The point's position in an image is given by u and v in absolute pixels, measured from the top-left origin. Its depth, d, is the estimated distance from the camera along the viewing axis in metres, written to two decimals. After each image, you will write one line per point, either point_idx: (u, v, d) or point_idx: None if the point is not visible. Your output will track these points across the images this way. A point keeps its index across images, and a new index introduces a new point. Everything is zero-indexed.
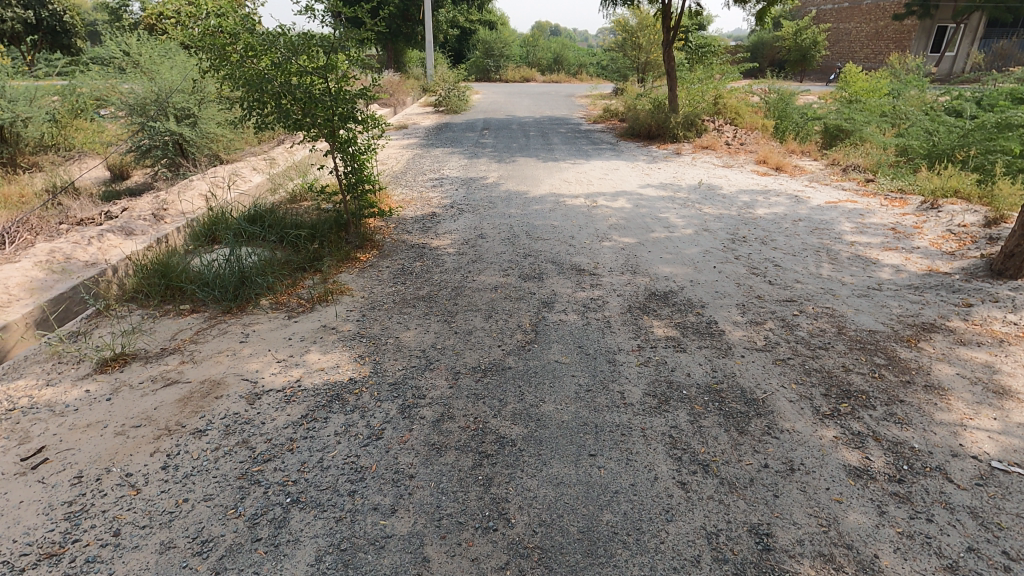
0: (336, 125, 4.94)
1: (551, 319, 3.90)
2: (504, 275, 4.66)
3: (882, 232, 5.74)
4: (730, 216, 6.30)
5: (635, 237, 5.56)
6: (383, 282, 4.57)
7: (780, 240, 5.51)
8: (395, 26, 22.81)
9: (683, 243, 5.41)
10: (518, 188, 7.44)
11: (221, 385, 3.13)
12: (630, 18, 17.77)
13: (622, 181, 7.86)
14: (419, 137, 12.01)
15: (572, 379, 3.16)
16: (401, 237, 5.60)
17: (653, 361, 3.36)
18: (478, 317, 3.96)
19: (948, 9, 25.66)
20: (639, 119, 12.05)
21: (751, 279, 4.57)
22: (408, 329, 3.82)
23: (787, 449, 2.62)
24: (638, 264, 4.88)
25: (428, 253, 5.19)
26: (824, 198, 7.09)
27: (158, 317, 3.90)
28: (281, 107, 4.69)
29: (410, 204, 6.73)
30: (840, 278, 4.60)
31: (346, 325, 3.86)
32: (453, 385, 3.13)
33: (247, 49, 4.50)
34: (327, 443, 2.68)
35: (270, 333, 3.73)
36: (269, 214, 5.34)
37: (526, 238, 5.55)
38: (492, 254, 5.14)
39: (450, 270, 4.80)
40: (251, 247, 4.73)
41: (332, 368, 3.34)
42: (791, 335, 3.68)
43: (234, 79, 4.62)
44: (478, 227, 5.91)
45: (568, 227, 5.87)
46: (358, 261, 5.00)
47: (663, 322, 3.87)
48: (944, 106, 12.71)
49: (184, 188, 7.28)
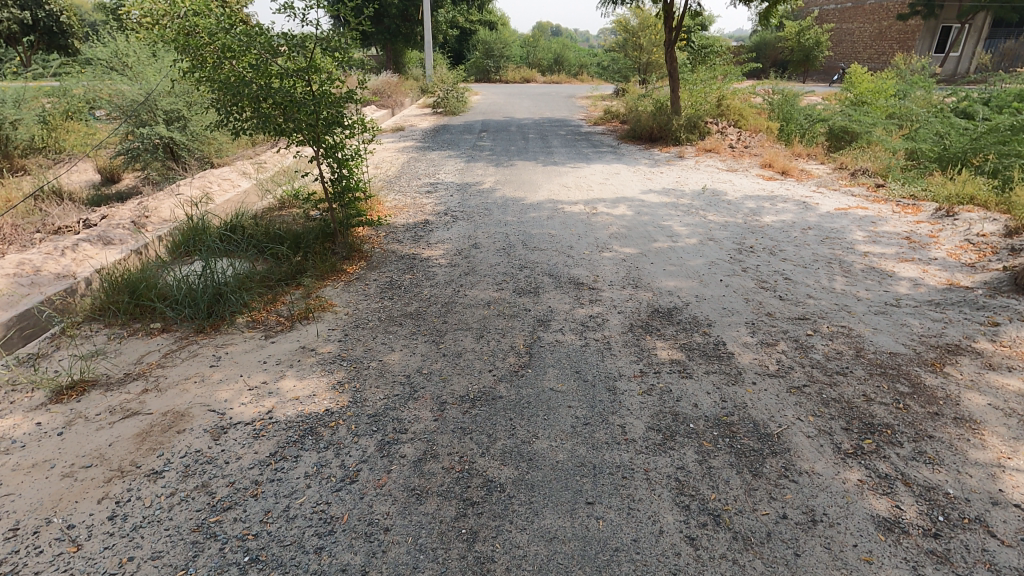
0: (320, 130, 4.66)
1: (546, 340, 3.63)
2: (498, 289, 4.40)
3: (897, 242, 5.47)
4: (736, 224, 6.03)
5: (636, 247, 5.29)
6: (369, 297, 4.31)
7: (789, 250, 5.24)
8: (395, 26, 22.52)
9: (687, 254, 5.14)
10: (516, 194, 7.18)
11: (185, 418, 2.87)
12: (631, 18, 17.50)
13: (623, 186, 7.59)
14: (415, 139, 11.75)
15: (568, 411, 2.89)
16: (391, 247, 5.34)
17: (657, 389, 3.09)
18: (469, 337, 3.69)
19: (952, 9, 25.37)
20: (640, 121, 11.77)
21: (761, 294, 4.30)
22: (392, 350, 3.55)
23: (807, 496, 2.35)
24: (640, 277, 4.61)
25: (419, 264, 4.93)
26: (833, 204, 6.82)
27: (125, 337, 3.64)
28: (262, 111, 4.41)
29: (403, 211, 6.47)
30: (854, 293, 4.33)
31: (327, 347, 3.60)
32: (438, 417, 2.86)
33: (224, 49, 4.22)
34: (295, 488, 2.41)
35: (243, 356, 3.46)
36: (252, 226, 5.09)
37: (522, 248, 5.29)
38: (486, 266, 4.87)
39: (440, 284, 4.54)
40: (230, 259, 4.47)
41: (308, 396, 3.07)
42: (805, 358, 3.40)
43: (210, 81, 4.33)
44: (472, 235, 5.65)
45: (567, 236, 5.60)
46: (344, 273, 4.74)
47: (667, 343, 3.59)
48: (952, 108, 12.42)
49: (169, 194, 7.02)
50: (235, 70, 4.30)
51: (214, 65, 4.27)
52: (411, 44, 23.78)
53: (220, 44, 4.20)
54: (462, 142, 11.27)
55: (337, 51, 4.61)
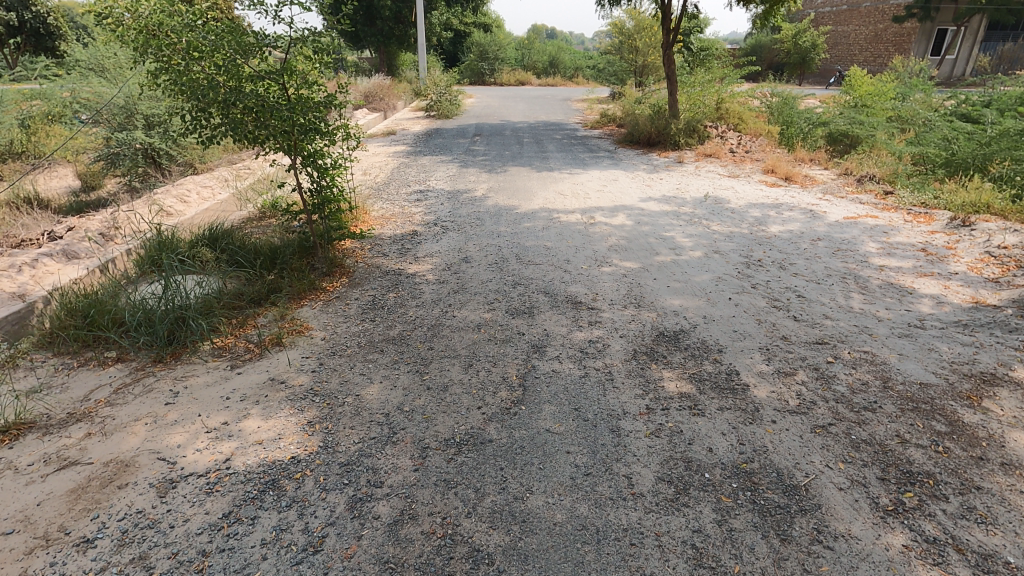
0: (297, 137, 4.32)
1: (542, 369, 3.29)
2: (490, 310, 4.06)
3: (912, 254, 5.17)
4: (742, 235, 5.72)
5: (637, 262, 4.96)
6: (349, 320, 3.96)
7: (800, 264, 4.93)
8: (388, 28, 22.18)
9: (692, 269, 4.82)
10: (510, 202, 6.85)
11: (129, 469, 2.51)
12: (626, 21, 17.27)
13: (622, 193, 7.28)
14: (407, 143, 11.41)
15: (567, 458, 2.55)
16: (375, 262, 5.00)
17: (666, 430, 2.76)
18: (456, 366, 3.35)
19: (948, 12, 25.23)
20: (638, 125, 11.44)
21: (773, 314, 3.98)
22: (371, 383, 3.20)
23: (846, 568, 2.02)
24: (642, 296, 4.28)
25: (405, 281, 4.59)
26: (841, 213, 6.53)
27: (75, 368, 3.29)
28: (232, 115, 4.04)
29: (390, 221, 6.13)
30: (874, 312, 4.02)
31: (299, 378, 3.24)
32: (419, 466, 2.52)
33: (190, 48, 3.86)
34: (249, 560, 2.06)
35: (204, 391, 3.11)
36: (227, 239, 4.75)
37: (515, 262, 4.96)
38: (477, 282, 4.54)
39: (427, 303, 4.20)
40: (199, 275, 4.12)
41: (273, 440, 2.72)
42: (828, 392, 3.07)
43: (174, 85, 3.96)
44: (462, 248, 5.32)
45: (563, 249, 5.27)
46: (324, 291, 4.38)
47: (674, 374, 3.25)
48: (955, 111, 12.19)
49: (144, 203, 6.66)
50: (203, 72, 3.95)
51: (179, 67, 3.90)
52: (404, 46, 23.42)
53: (185, 42, 3.84)
54: (455, 147, 10.95)
55: (314, 51, 4.28)
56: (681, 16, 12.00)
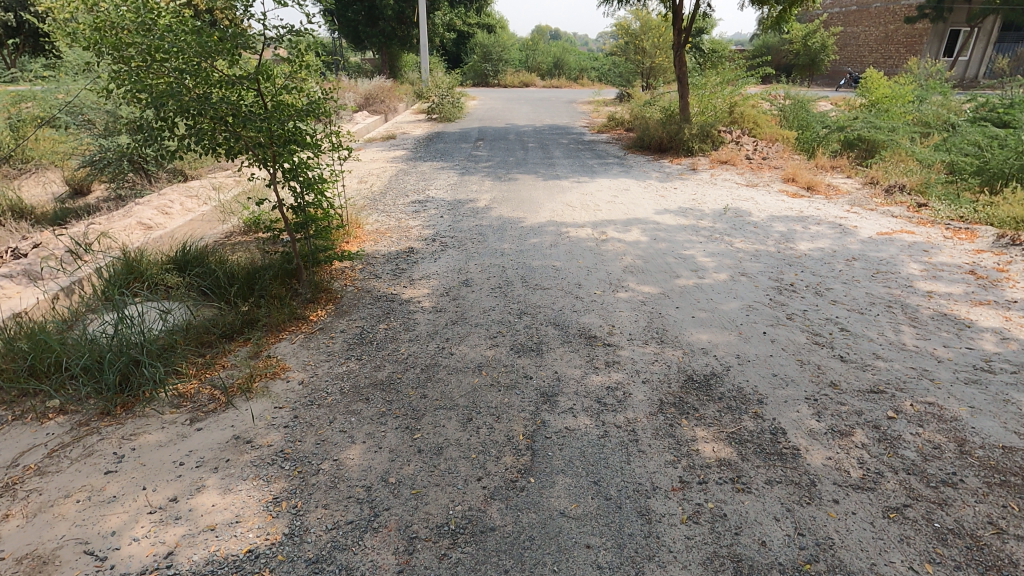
0: (274, 150, 3.81)
1: (553, 427, 2.80)
2: (493, 347, 3.57)
3: (961, 277, 4.68)
4: (769, 254, 5.22)
5: (656, 286, 4.48)
6: (332, 359, 3.48)
7: (838, 289, 4.44)
8: (390, 28, 21.69)
9: (718, 295, 4.33)
10: (514, 214, 6.38)
11: (46, 568, 2.03)
12: (633, 22, 16.82)
13: (635, 205, 6.79)
14: (407, 148, 10.93)
15: (587, 556, 2.07)
16: (366, 285, 4.52)
17: (706, 514, 2.26)
18: (453, 422, 2.87)
19: (962, 13, 24.65)
20: (649, 130, 10.89)
21: (816, 353, 3.49)
22: (352, 444, 2.72)
23: None
24: (664, 329, 3.79)
25: (398, 309, 4.12)
26: (873, 227, 6.05)
27: (8, 423, 2.81)
28: (199, 125, 3.52)
29: (384, 236, 5.66)
30: (931, 351, 3.53)
31: (268, 437, 2.76)
32: (404, 566, 2.04)
33: (150, 50, 3.29)
34: None
35: (154, 454, 2.63)
36: (202, 261, 4.28)
37: (521, 286, 4.47)
38: (479, 310, 4.07)
39: (422, 337, 3.72)
40: (165, 305, 3.65)
41: (229, 525, 2.24)
42: (895, 460, 2.58)
43: (132, 92, 3.41)
44: (463, 269, 4.84)
45: (573, 270, 4.79)
46: (306, 322, 3.91)
47: (709, 433, 2.76)
48: (978, 116, 11.68)
49: (123, 216, 6.19)
50: (167, 78, 3.40)
51: (138, 71, 3.34)
52: (406, 47, 22.89)
53: (145, 43, 3.26)
54: (457, 152, 10.48)
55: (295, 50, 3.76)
56: (693, 16, 11.47)
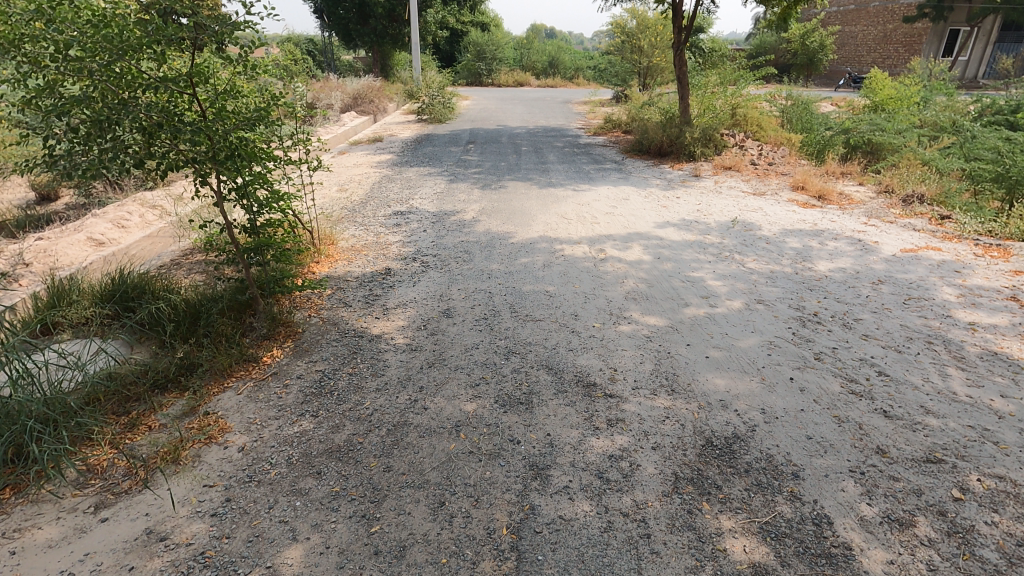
0: (216, 166, 3.18)
1: (544, 516, 2.26)
2: (475, 400, 3.03)
3: (1004, 304, 4.17)
4: (786, 276, 4.71)
5: (662, 316, 3.95)
6: (282, 415, 2.92)
7: (869, 321, 3.92)
8: (382, 27, 20.98)
9: (733, 328, 3.80)
10: (504, 228, 5.84)
11: None
12: (629, 20, 16.31)
13: (635, 217, 6.27)
14: (393, 152, 10.38)
15: None
16: (333, 316, 3.98)
17: None
18: (421, 507, 2.32)
19: (962, 12, 24.22)
20: (648, 133, 10.35)
21: (854, 407, 2.96)
22: (292, 542, 2.17)
23: None
24: (675, 374, 3.26)
25: (366, 348, 3.57)
26: (897, 243, 5.53)
27: None
28: (120, 137, 2.87)
29: (359, 255, 5.12)
30: (989, 403, 3.00)
31: (188, 531, 2.21)
32: None
33: (58, 46, 2.66)
34: None
35: (38, 561, 2.06)
36: (141, 289, 3.71)
37: (509, 317, 3.93)
38: (460, 349, 3.53)
39: (392, 385, 3.17)
40: (86, 348, 3.06)
41: None
42: (975, 564, 2.05)
43: (32, 98, 2.74)
44: (444, 295, 4.30)
45: (569, 297, 4.25)
46: (256, 365, 3.35)
47: (737, 524, 2.23)
48: (988, 119, 11.20)
49: (73, 230, 5.62)
50: (80, 80, 2.77)
51: (41, 72, 2.70)
52: (399, 46, 22.14)
53: (48, 37, 2.62)
54: (445, 156, 9.93)
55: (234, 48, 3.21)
56: (694, 15, 10.94)
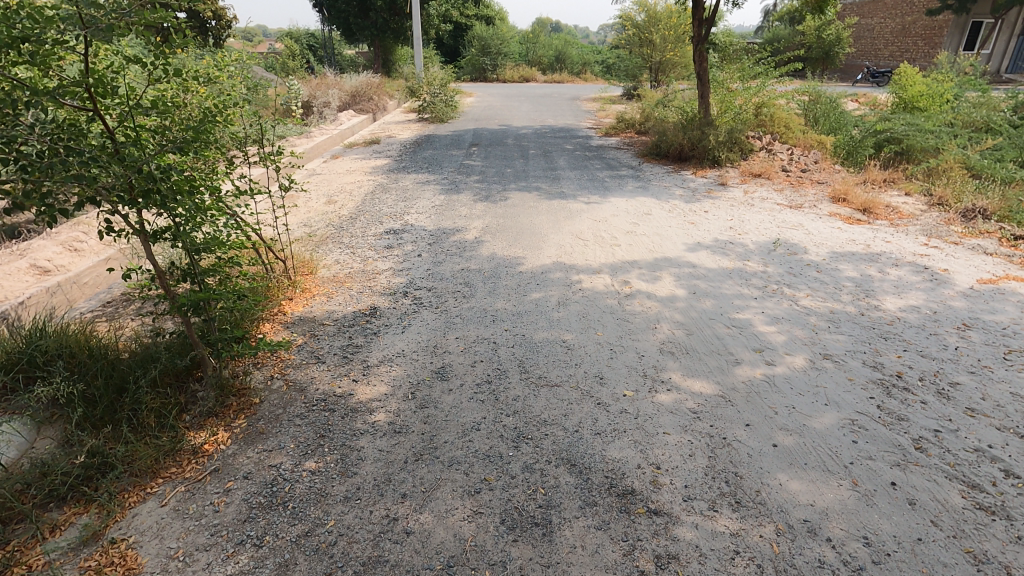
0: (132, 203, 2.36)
1: None
2: (474, 520, 2.26)
3: None
4: (851, 318, 3.91)
5: (710, 380, 3.16)
6: (212, 545, 2.16)
7: (969, 386, 3.12)
8: (382, 20, 20.20)
9: (802, 398, 3.00)
10: (511, 252, 5.07)
11: None
12: (639, 13, 15.47)
13: (660, 237, 5.48)
14: (389, 155, 9.61)
15: None
16: (300, 376, 3.23)
17: None
18: None
19: (986, 4, 23.07)
20: (666, 135, 9.54)
21: (990, 534, 2.17)
22: None
23: None
24: (739, 475, 2.47)
25: (336, 428, 2.80)
26: (972, 272, 4.72)
27: None
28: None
29: (341, 288, 4.36)
30: None
31: None
32: None
33: None
34: None
35: None
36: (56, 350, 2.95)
37: (518, 381, 3.16)
38: (456, 432, 2.76)
39: (365, 493, 2.40)
40: None
41: None
42: None
43: None
44: (439, 347, 3.53)
45: (591, 349, 3.47)
46: (191, 460, 2.58)
47: None
48: None
49: (14, 255, 4.87)
50: None
51: None
52: (400, 40, 21.31)
53: None
54: (446, 161, 9.15)
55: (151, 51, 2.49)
56: (714, 8, 10.09)
